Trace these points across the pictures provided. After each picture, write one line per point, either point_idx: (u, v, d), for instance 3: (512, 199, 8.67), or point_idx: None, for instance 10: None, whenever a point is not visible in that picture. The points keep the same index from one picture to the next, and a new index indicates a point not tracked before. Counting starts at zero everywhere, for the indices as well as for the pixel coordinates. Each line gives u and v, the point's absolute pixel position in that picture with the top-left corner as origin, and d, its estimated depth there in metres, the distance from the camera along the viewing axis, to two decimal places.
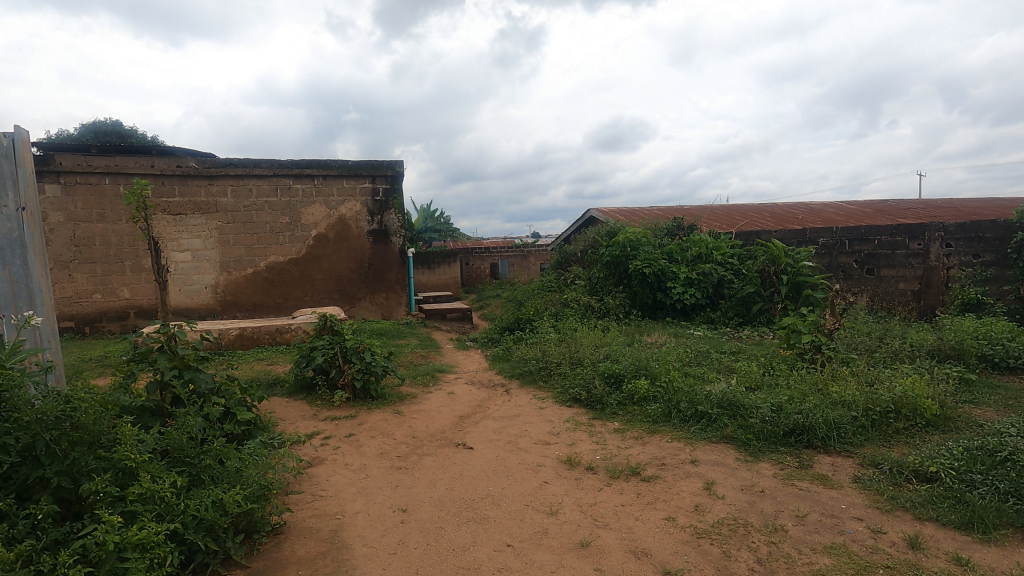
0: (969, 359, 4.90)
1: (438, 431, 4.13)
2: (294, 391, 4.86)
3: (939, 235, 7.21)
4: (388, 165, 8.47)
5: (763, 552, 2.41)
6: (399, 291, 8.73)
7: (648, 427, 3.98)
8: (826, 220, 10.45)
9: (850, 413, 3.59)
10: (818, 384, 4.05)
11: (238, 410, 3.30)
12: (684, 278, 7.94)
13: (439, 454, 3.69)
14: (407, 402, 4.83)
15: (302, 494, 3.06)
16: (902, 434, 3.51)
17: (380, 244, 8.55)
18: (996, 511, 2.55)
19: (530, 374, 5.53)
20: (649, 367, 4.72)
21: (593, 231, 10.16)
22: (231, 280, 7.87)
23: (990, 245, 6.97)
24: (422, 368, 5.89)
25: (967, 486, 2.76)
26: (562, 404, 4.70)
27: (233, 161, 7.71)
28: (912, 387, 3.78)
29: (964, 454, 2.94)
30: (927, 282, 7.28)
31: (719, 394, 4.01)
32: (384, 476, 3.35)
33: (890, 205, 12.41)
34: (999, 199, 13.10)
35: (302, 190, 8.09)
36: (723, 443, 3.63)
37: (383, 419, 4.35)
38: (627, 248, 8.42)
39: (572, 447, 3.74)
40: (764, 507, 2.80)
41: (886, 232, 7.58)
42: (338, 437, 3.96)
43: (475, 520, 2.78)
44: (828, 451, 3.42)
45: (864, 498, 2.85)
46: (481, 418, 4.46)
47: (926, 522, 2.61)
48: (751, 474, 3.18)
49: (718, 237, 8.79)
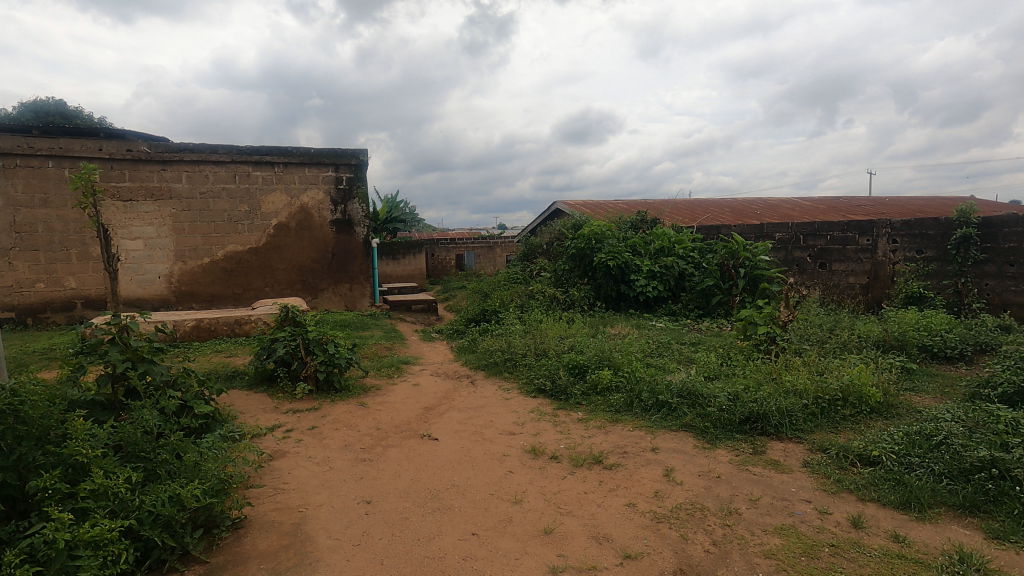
0: (911, 350, 5.19)
1: (403, 423, 4.11)
2: (255, 383, 4.75)
3: (886, 231, 7.50)
4: (352, 154, 8.34)
5: (718, 535, 2.51)
6: (363, 282, 8.62)
7: (611, 417, 4.07)
8: (782, 215, 10.81)
9: (801, 401, 3.75)
10: (772, 374, 4.22)
11: (196, 403, 3.21)
12: (647, 270, 8.10)
13: (404, 446, 3.68)
14: (372, 394, 4.79)
15: (264, 488, 3.01)
16: (849, 420, 3.69)
17: (343, 234, 8.41)
18: (932, 491, 2.72)
19: (496, 365, 5.57)
20: (612, 358, 4.81)
21: (559, 224, 10.26)
22: (186, 269, 7.59)
23: (934, 241, 7.10)
24: (387, 359, 5.85)
25: (906, 468, 2.93)
26: (527, 394, 4.76)
27: (188, 146, 7.43)
28: (859, 376, 3.98)
29: (903, 439, 3.12)
30: (875, 275, 7.63)
31: (679, 384, 4.13)
32: (349, 468, 3.32)
33: (843, 201, 12.91)
34: (942, 198, 13.76)
35: (261, 178, 7.86)
36: (682, 431, 3.76)
37: (347, 412, 4.30)
38: (593, 241, 8.53)
39: (537, 437, 3.79)
40: (720, 491, 2.91)
41: (838, 228, 7.95)
42: (301, 430, 3.90)
43: (440, 509, 2.80)
44: (781, 437, 3.57)
45: (812, 481, 3.00)
46: (447, 409, 4.47)
47: (868, 502, 2.77)
48: (708, 460, 3.30)
49: (680, 231, 8.98)
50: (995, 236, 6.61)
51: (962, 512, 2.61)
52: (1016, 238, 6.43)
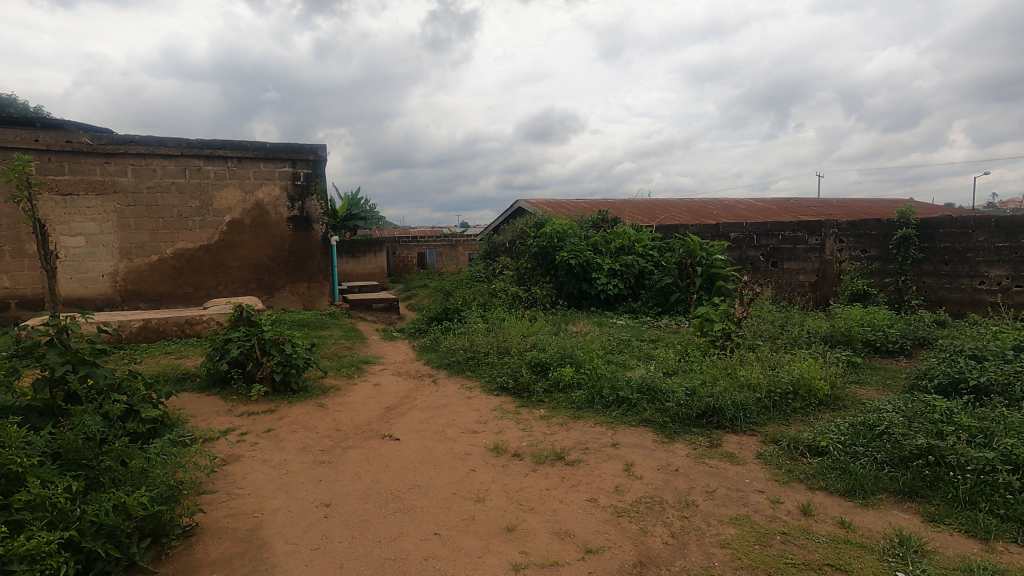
0: (856, 344, 5.45)
1: (363, 424, 4.04)
2: (207, 386, 4.58)
3: (833, 231, 7.83)
4: (309, 150, 8.14)
5: (676, 526, 2.58)
6: (322, 280, 8.43)
7: (572, 413, 4.11)
8: (736, 215, 11.15)
9: (755, 395, 3.88)
10: (727, 369, 4.36)
11: (143, 407, 3.06)
12: (608, 269, 8.22)
13: (364, 447, 3.62)
14: (331, 395, 4.68)
15: (217, 494, 2.90)
16: (799, 412, 3.84)
17: (300, 231, 8.20)
18: (874, 479, 2.86)
19: (458, 363, 5.54)
20: (574, 355, 4.85)
21: (522, 222, 10.31)
22: (132, 268, 7.25)
23: (876, 241, 7.45)
24: (347, 359, 5.73)
25: (852, 457, 3.07)
26: (490, 393, 4.75)
27: (134, 139, 7.10)
28: (808, 370, 4.15)
29: (849, 430, 3.27)
30: (822, 274, 7.94)
31: (639, 380, 4.21)
32: (307, 471, 3.24)
33: (794, 203, 13.42)
34: (884, 201, 14.49)
35: (213, 173, 7.58)
36: (642, 426, 3.83)
37: (305, 413, 4.20)
38: (555, 239, 8.61)
39: (499, 435, 3.79)
40: (678, 484, 2.98)
41: (789, 228, 8.26)
42: (256, 433, 3.78)
43: (402, 510, 2.77)
44: (735, 430, 3.69)
45: (765, 471, 3.11)
46: (408, 409, 4.42)
47: (817, 490, 2.89)
48: (667, 454, 3.37)
49: (640, 230, 9.15)
50: (932, 236, 6.99)
51: (902, 497, 2.76)
52: (951, 238, 6.82)
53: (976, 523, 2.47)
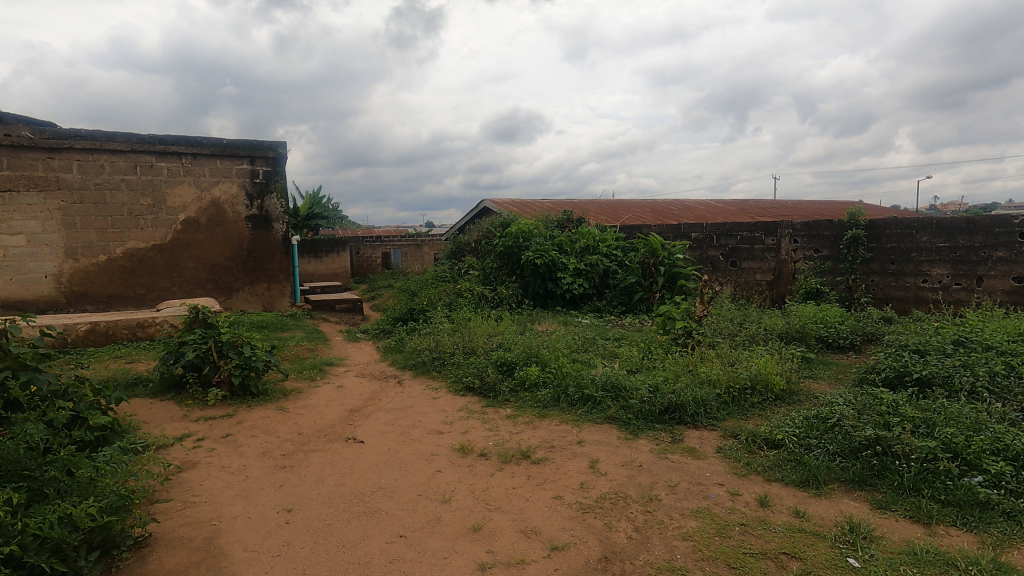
0: (810, 340, 5.67)
1: (326, 426, 3.96)
2: (160, 391, 4.41)
3: (788, 231, 8.11)
4: (268, 147, 7.94)
5: (640, 521, 2.62)
6: (283, 281, 8.23)
7: (538, 412, 4.14)
8: (697, 216, 11.43)
9: (715, 391, 3.98)
10: (689, 366, 4.46)
11: (90, 414, 2.93)
12: (573, 268, 8.30)
13: (327, 450, 3.55)
14: (293, 398, 4.57)
15: (171, 503, 2.80)
16: (757, 407, 3.97)
17: (259, 230, 7.99)
18: (826, 469, 2.98)
19: (423, 364, 5.50)
20: (540, 354, 4.87)
21: (487, 222, 10.30)
22: (79, 268, 6.90)
23: (828, 241, 7.76)
24: (309, 361, 5.62)
25: (805, 449, 3.19)
26: (456, 393, 4.73)
27: (80, 133, 6.76)
28: (765, 365, 4.28)
29: (803, 423, 3.39)
30: (778, 273, 8.22)
31: (604, 377, 4.27)
32: (267, 476, 3.16)
33: (751, 204, 13.84)
34: (835, 203, 15.11)
35: (166, 169, 7.30)
36: (606, 423, 3.89)
37: (265, 417, 4.09)
38: (520, 239, 8.63)
39: (465, 435, 3.78)
40: (641, 480, 3.04)
41: (747, 229, 8.52)
42: (213, 439, 3.66)
43: (367, 513, 2.73)
44: (696, 425, 3.78)
45: (724, 465, 3.20)
46: (373, 410, 4.35)
47: (773, 482, 3.00)
48: (631, 450, 3.43)
49: (604, 230, 9.27)
50: (879, 236, 7.32)
51: (852, 486, 2.89)
52: (896, 238, 7.16)
53: (919, 509, 2.61)
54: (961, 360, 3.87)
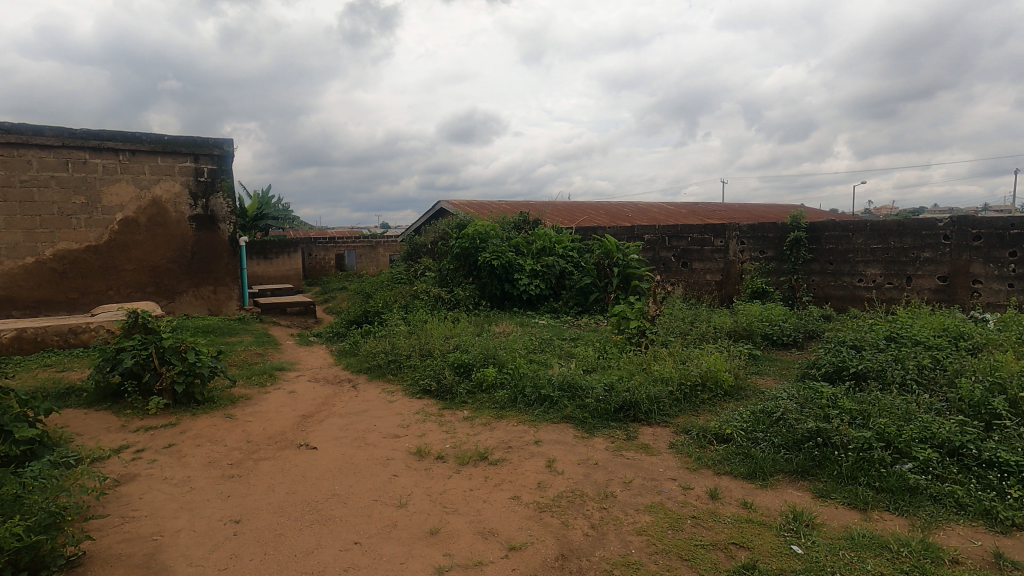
0: (755, 338, 5.91)
1: (277, 433, 3.84)
2: (95, 401, 4.17)
3: (736, 233, 8.40)
4: (213, 144, 7.65)
5: (596, 518, 2.66)
6: (230, 283, 7.93)
7: (495, 413, 4.14)
8: (650, 218, 11.73)
9: (667, 388, 4.09)
10: (642, 364, 4.56)
11: (16, 426, 2.74)
12: (530, 270, 8.35)
13: (278, 457, 3.44)
14: (241, 405, 4.40)
15: (107, 519, 2.64)
16: (707, 403, 4.10)
17: (204, 231, 7.67)
18: (771, 461, 3.11)
19: (379, 367, 5.41)
20: (497, 355, 4.88)
21: (443, 223, 10.23)
22: (3, 271, 6.44)
23: (773, 243, 8.10)
24: (258, 366, 5.43)
25: (752, 442, 3.32)
26: (412, 396, 4.67)
27: (4, 126, 6.32)
28: (715, 363, 4.43)
29: (751, 417, 3.53)
30: (727, 274, 8.52)
31: (560, 377, 4.31)
32: (213, 487, 3.03)
33: (701, 206, 14.30)
34: (778, 206, 15.82)
35: (101, 166, 6.91)
36: (563, 423, 3.93)
37: (211, 425, 3.92)
38: (476, 240, 8.61)
39: (422, 438, 3.73)
40: (597, 477, 3.08)
41: (696, 231, 8.78)
42: (154, 450, 3.49)
43: (320, 521, 2.66)
44: (650, 422, 3.88)
45: (677, 460, 3.29)
46: (326, 415, 4.25)
47: (723, 475, 3.11)
48: (587, 449, 3.47)
49: (560, 232, 9.36)
50: (819, 238, 7.68)
51: (795, 476, 3.02)
52: (834, 240, 7.54)
53: (856, 495, 2.76)
54: (893, 355, 4.11)
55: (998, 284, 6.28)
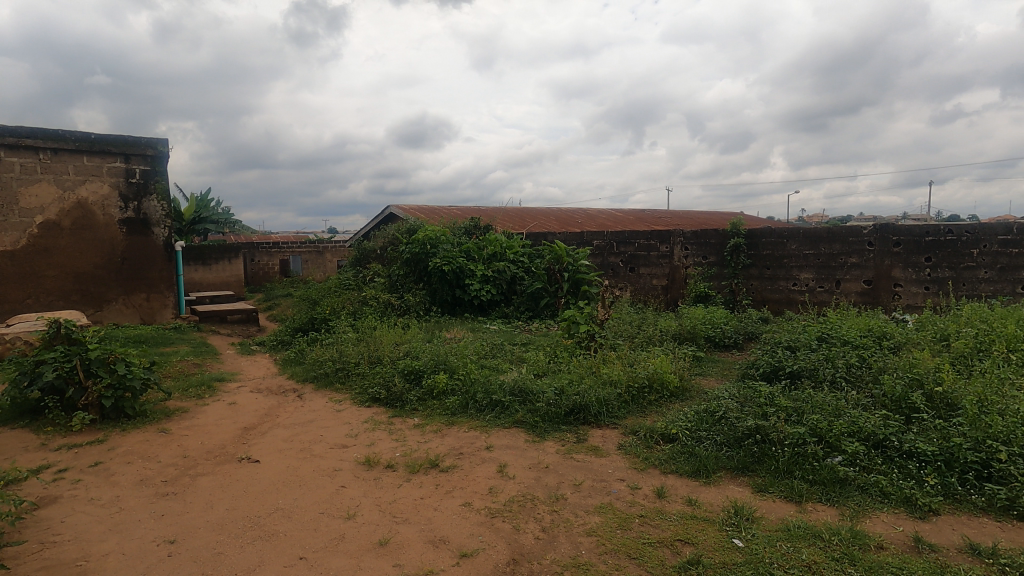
0: (699, 340, 6.12)
1: (216, 447, 3.67)
2: (11, 419, 3.86)
3: (680, 239, 8.69)
4: (146, 144, 7.25)
5: (546, 521, 2.68)
6: (165, 290, 7.51)
7: (446, 419, 4.11)
8: (599, 224, 11.99)
9: (616, 391, 4.18)
10: (592, 367, 4.65)
11: None
12: (481, 275, 8.35)
13: (217, 472, 3.28)
14: (177, 419, 4.18)
15: (24, 545, 2.44)
16: (654, 404, 4.21)
17: (136, 235, 7.25)
18: (714, 458, 3.23)
19: (326, 376, 5.26)
20: (448, 361, 4.83)
21: (393, 228, 10.08)
22: None
23: (714, 249, 8.42)
24: (196, 377, 5.17)
25: (696, 441, 3.44)
26: (360, 405, 4.57)
27: None
28: (661, 364, 4.55)
29: (695, 417, 3.65)
30: (672, 278, 8.79)
31: (512, 382, 4.32)
32: (145, 506, 2.85)
33: (647, 213, 14.75)
34: (720, 213, 16.52)
35: (18, 165, 6.42)
36: (514, 427, 3.94)
37: (144, 441, 3.70)
38: (427, 245, 8.53)
39: (371, 447, 3.66)
40: (548, 480, 3.11)
41: (643, 237, 9.03)
42: (79, 469, 3.26)
43: (263, 537, 2.55)
44: (599, 424, 3.95)
45: (625, 461, 3.36)
46: (270, 427, 4.09)
47: (669, 473, 3.20)
48: (538, 453, 3.50)
49: (511, 237, 9.41)
50: (756, 244, 8.04)
51: (736, 472, 3.15)
52: (771, 246, 7.92)
53: (792, 489, 2.90)
54: (824, 355, 4.36)
55: (916, 287, 6.80)
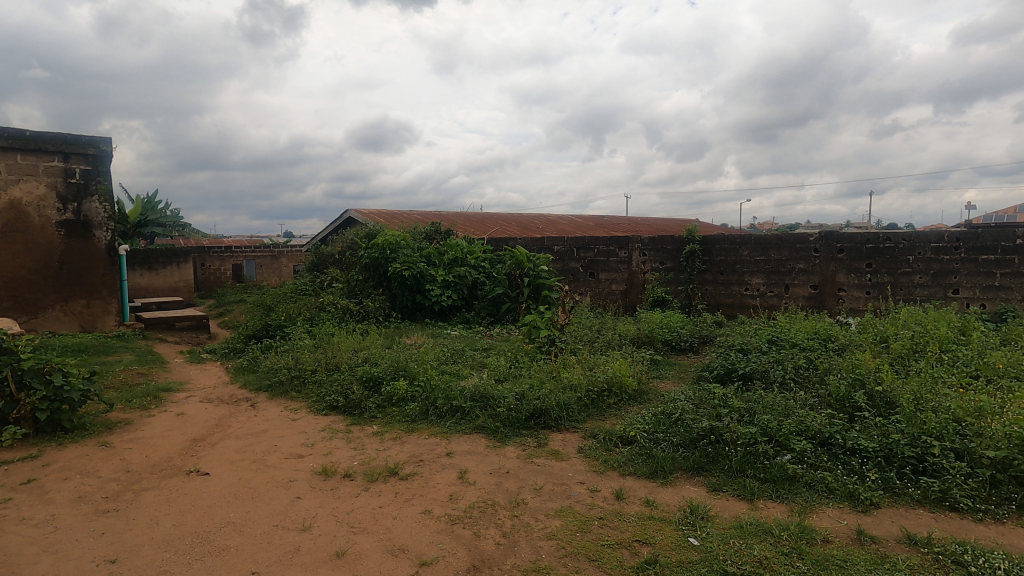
0: (657, 344, 6.26)
1: (162, 461, 3.50)
2: None
3: (638, 245, 8.86)
4: (87, 142, 6.90)
5: (507, 526, 2.68)
6: (107, 297, 7.15)
7: (406, 427, 4.06)
8: (559, 230, 12.13)
9: (576, 395, 4.22)
10: (552, 372, 4.68)
11: None
12: (442, 280, 8.30)
13: (163, 487, 3.13)
14: (119, 431, 3.98)
15: None
16: (613, 407, 4.28)
17: (76, 238, 6.88)
18: (670, 459, 3.31)
19: (281, 384, 5.11)
20: (408, 367, 4.77)
21: (352, 232, 9.91)
22: None
23: (671, 254, 8.62)
24: (141, 387, 4.93)
25: (654, 443, 3.51)
26: (317, 413, 4.46)
27: None
28: (620, 368, 4.63)
29: (652, 419, 3.73)
30: (631, 283, 8.95)
31: (473, 388, 4.30)
32: (84, 525, 2.70)
33: (607, 220, 15.03)
34: (676, 220, 16.97)
35: None
36: (475, 433, 3.93)
37: (83, 456, 3.51)
38: (387, 250, 8.43)
39: (328, 456, 3.58)
40: (508, 485, 3.11)
41: (602, 242, 9.17)
42: (10, 487, 3.05)
43: (212, 553, 2.45)
44: (560, 429, 3.98)
45: (585, 464, 3.40)
46: (220, 438, 3.95)
47: (627, 475, 3.25)
48: (499, 458, 3.50)
49: (472, 243, 9.39)
50: (711, 250, 8.28)
51: (692, 473, 3.23)
52: (724, 252, 8.18)
53: (744, 487, 3.00)
54: (774, 357, 4.53)
55: (858, 292, 7.16)
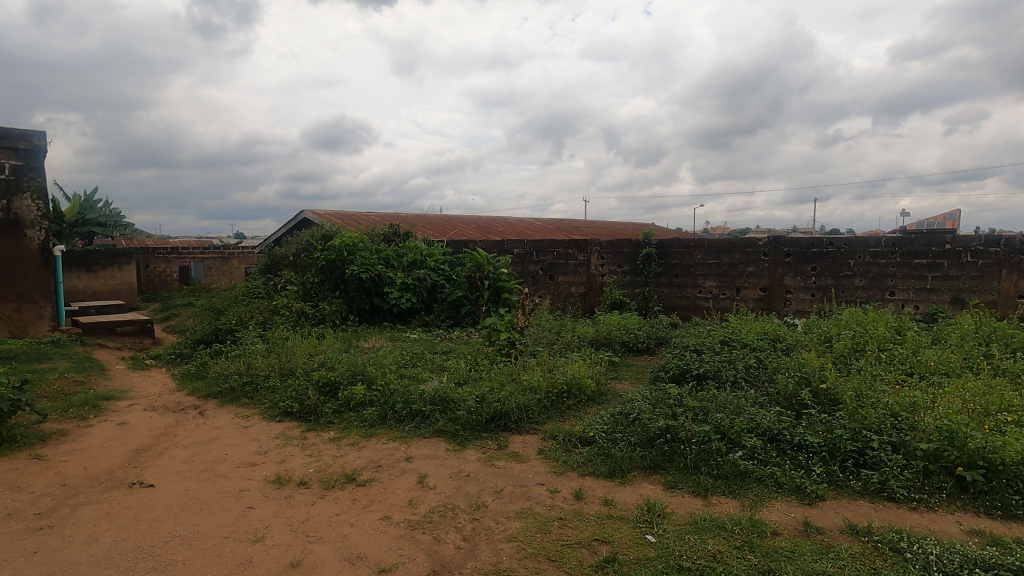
0: (615, 345, 6.37)
1: (101, 473, 3.32)
2: None
3: (596, 249, 9.00)
4: (18, 136, 6.51)
5: (467, 530, 2.67)
6: (40, 300, 6.73)
7: (364, 432, 3.99)
8: (519, 233, 12.17)
9: (536, 397, 4.24)
10: (513, 374, 4.70)
11: None
12: (400, 283, 8.18)
13: (103, 501, 2.97)
14: (54, 443, 3.74)
15: None
16: (572, 408, 4.33)
17: (5, 238, 6.45)
18: (628, 459, 3.37)
19: (232, 391, 4.94)
20: (365, 371, 4.67)
21: (307, 234, 9.66)
22: None
23: (628, 258, 8.81)
24: (78, 396, 4.66)
25: (612, 443, 3.56)
26: (271, 420, 4.33)
27: None
28: (579, 369, 4.68)
29: (611, 419, 3.79)
30: (589, 286, 9.08)
31: (432, 391, 4.26)
32: (14, 544, 2.52)
33: (566, 223, 15.20)
34: (633, 224, 17.30)
35: None
36: (435, 437, 3.90)
37: (13, 470, 3.28)
38: (343, 252, 8.27)
39: (282, 464, 3.47)
40: (469, 489, 3.10)
41: (562, 246, 9.23)
42: None
43: (157, 568, 2.34)
44: (520, 430, 3.99)
45: (545, 465, 3.42)
46: (166, 448, 3.77)
47: (586, 476, 3.30)
48: (459, 461, 3.48)
49: (432, 245, 9.32)
50: (666, 254, 8.49)
51: (649, 471, 3.30)
52: (679, 255, 8.39)
53: (698, 484, 3.08)
54: (726, 357, 4.68)
55: (804, 294, 7.50)
